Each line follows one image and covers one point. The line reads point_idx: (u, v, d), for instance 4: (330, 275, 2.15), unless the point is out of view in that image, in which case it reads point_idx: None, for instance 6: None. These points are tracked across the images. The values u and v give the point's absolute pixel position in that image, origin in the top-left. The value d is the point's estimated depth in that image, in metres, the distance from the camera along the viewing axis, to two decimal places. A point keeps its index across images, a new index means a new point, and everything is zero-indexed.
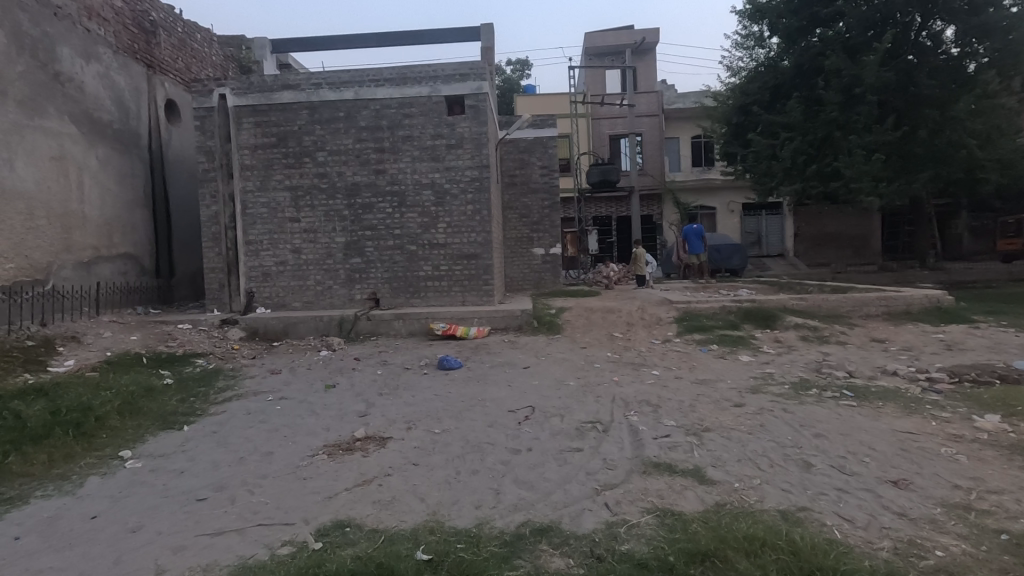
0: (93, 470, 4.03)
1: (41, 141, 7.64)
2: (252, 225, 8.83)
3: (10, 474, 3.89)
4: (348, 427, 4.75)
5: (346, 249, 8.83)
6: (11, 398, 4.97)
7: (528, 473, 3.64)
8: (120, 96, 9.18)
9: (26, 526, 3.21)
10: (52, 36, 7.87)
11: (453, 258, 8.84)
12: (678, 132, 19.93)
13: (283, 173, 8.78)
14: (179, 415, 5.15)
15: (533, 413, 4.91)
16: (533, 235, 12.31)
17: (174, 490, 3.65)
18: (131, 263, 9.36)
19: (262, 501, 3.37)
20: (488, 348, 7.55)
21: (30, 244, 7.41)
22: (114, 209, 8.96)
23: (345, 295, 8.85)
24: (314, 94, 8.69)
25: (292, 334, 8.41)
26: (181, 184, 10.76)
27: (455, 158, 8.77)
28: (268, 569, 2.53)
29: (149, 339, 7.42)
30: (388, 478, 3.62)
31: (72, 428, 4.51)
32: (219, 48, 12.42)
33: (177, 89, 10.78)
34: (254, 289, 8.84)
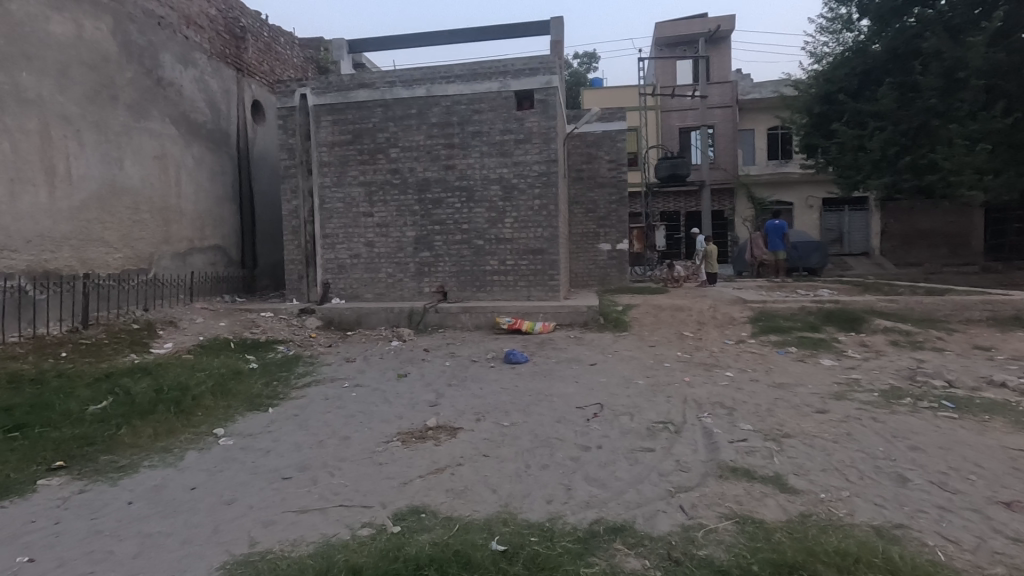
0: (192, 445, 4.35)
1: (146, 142, 8.33)
2: (329, 220, 9.24)
3: (122, 444, 4.26)
4: (420, 416, 4.89)
5: (416, 243, 9.06)
6: (121, 375, 5.49)
7: (598, 471, 3.60)
8: (213, 98, 9.84)
9: (138, 493, 3.52)
10: (156, 44, 8.54)
11: (520, 253, 8.88)
12: (753, 124, 19.04)
13: (358, 169, 9.11)
14: (265, 398, 5.49)
15: (602, 411, 4.86)
16: (599, 231, 12.16)
17: (262, 467, 3.89)
18: (221, 255, 10.04)
19: (342, 483, 3.53)
20: (554, 344, 7.52)
21: (134, 236, 8.10)
22: (206, 203, 9.64)
23: (414, 288, 9.09)
24: (388, 92, 8.96)
25: (365, 324, 8.74)
26: (265, 181, 11.43)
27: (523, 153, 8.79)
28: (350, 549, 2.64)
29: (235, 325, 7.95)
30: (460, 468, 3.70)
31: (173, 405, 4.90)
32: (301, 50, 13.03)
33: (263, 91, 11.43)
34: (330, 280, 9.25)
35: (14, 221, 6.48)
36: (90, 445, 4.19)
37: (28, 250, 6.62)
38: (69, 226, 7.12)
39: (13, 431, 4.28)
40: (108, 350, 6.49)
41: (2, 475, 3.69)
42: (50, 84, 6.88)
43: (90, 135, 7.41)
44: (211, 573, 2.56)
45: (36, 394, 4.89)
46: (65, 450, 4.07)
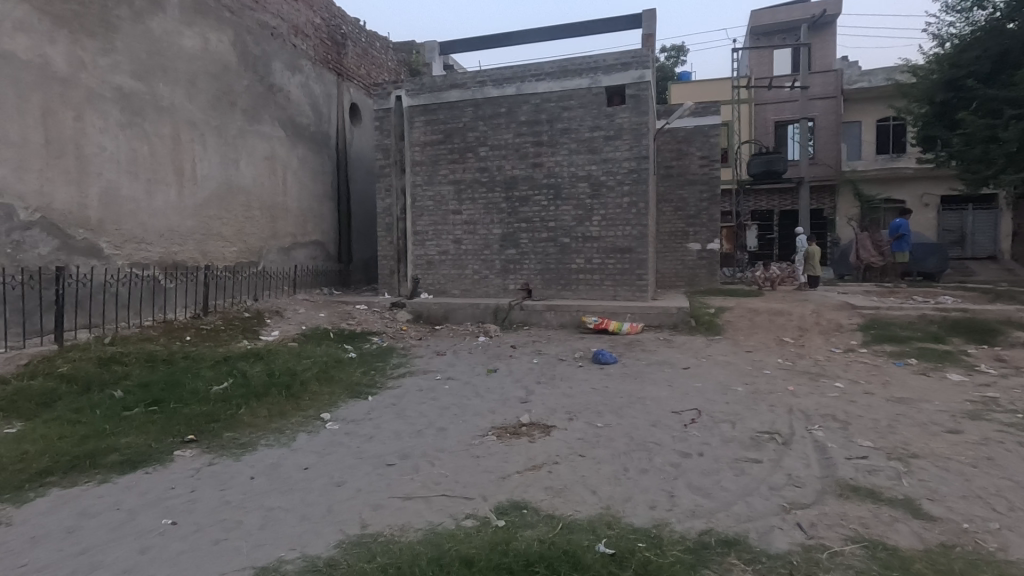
0: (302, 427, 4.64)
1: (259, 144, 9.01)
2: (420, 217, 9.54)
3: (241, 423, 4.61)
4: (511, 411, 4.92)
5: (503, 241, 9.16)
6: (237, 359, 5.97)
7: (701, 479, 3.45)
8: (316, 102, 10.47)
9: (257, 469, 3.79)
10: (269, 53, 9.19)
11: (607, 251, 8.71)
12: (861, 115, 17.59)
13: (448, 167, 9.34)
14: (364, 386, 5.76)
15: (700, 417, 4.66)
16: (689, 230, 11.74)
17: (366, 453, 4.07)
18: (321, 251, 10.67)
19: (443, 474, 3.61)
20: (643, 345, 7.32)
21: (247, 231, 8.79)
22: (308, 201, 10.27)
23: (500, 285, 9.19)
24: (478, 91, 9.12)
25: (451, 319, 8.94)
26: (360, 179, 12.00)
27: (613, 149, 8.63)
28: (458, 539, 2.69)
29: (333, 316, 8.39)
30: (557, 466, 3.68)
31: (284, 389, 5.25)
32: (395, 54, 13.55)
33: (360, 94, 12.01)
34: (419, 276, 9.56)
35: (150, 217, 7.20)
36: (215, 422, 4.55)
37: (160, 243, 7.34)
38: (193, 222, 7.82)
39: (152, 406, 4.77)
40: (225, 335, 7.05)
41: (145, 443, 4.09)
42: (181, 92, 7.59)
43: (212, 138, 8.11)
44: (329, 550, 2.69)
45: (168, 372, 5.40)
46: (195, 425, 4.46)
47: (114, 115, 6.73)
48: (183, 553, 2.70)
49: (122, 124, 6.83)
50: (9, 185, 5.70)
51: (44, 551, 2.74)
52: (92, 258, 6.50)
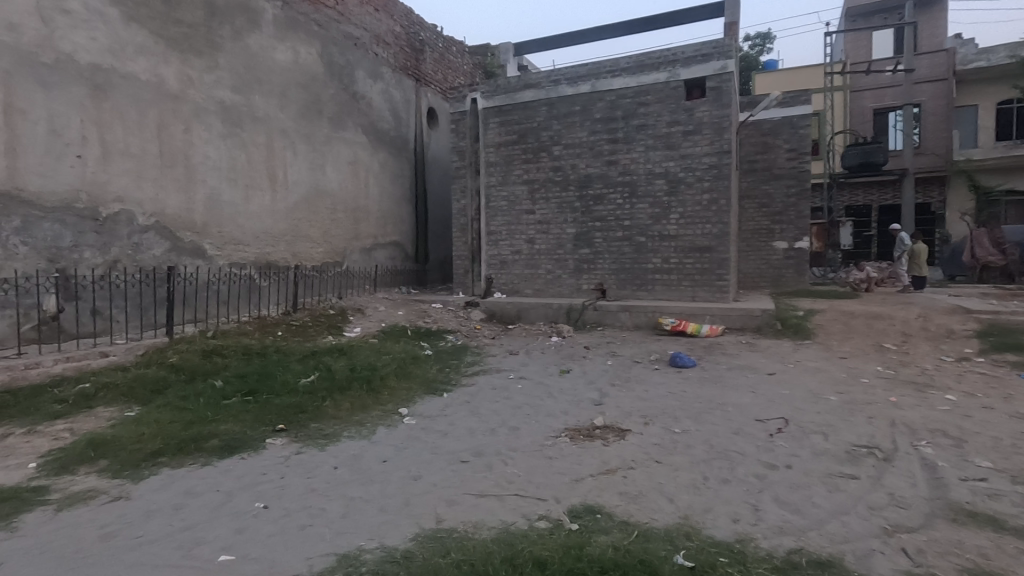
0: (382, 421, 4.82)
1: (343, 150, 9.48)
2: (494, 217, 9.64)
3: (326, 415, 4.85)
4: (585, 413, 4.85)
5: (576, 240, 9.07)
6: (322, 354, 6.31)
7: (789, 494, 3.22)
8: (396, 108, 10.86)
9: (340, 460, 3.98)
10: (353, 63, 9.64)
11: (685, 250, 8.39)
12: (977, 98, 15.85)
13: (522, 167, 9.37)
14: (439, 383, 5.90)
15: (787, 426, 4.37)
16: (775, 227, 11.07)
17: (441, 449, 4.15)
18: (399, 251, 11.06)
19: (516, 473, 3.62)
20: (723, 349, 6.98)
21: (332, 233, 9.27)
22: (388, 203, 10.68)
23: (573, 285, 9.10)
24: (552, 90, 9.09)
25: (524, 318, 8.95)
26: (437, 181, 12.31)
27: (692, 145, 8.30)
28: (530, 540, 2.68)
29: (411, 314, 8.66)
30: (632, 472, 3.57)
31: (365, 383, 5.48)
32: (470, 57, 13.79)
33: (437, 98, 12.34)
34: (493, 275, 9.67)
35: (247, 220, 7.77)
36: (302, 413, 4.83)
37: (255, 245, 7.90)
38: (284, 224, 8.36)
39: (248, 395, 5.14)
40: (312, 331, 7.45)
41: (241, 430, 4.40)
42: (274, 103, 8.13)
43: (301, 145, 8.63)
44: (406, 542, 2.76)
45: (261, 365, 5.80)
46: (285, 415, 4.74)
47: (217, 126, 7.32)
48: (273, 535, 2.87)
49: (224, 135, 7.41)
50: (130, 193, 6.35)
51: (156, 524, 3.01)
52: (198, 259, 7.11)
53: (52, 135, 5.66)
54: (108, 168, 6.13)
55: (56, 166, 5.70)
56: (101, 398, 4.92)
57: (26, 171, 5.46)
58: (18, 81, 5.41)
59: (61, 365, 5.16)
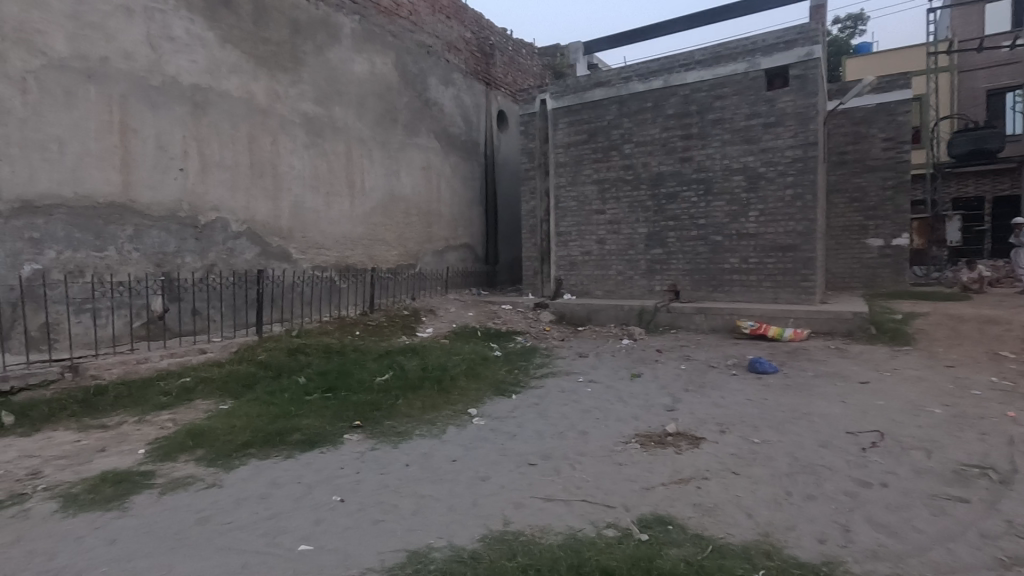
0: (452, 420, 4.91)
1: (416, 155, 9.78)
2: (563, 218, 9.58)
3: (399, 413, 5.01)
4: (656, 419, 4.70)
5: (648, 240, 8.83)
6: (396, 353, 6.53)
7: (885, 515, 2.95)
8: (467, 112, 11.06)
9: (411, 457, 4.08)
10: (425, 70, 9.93)
11: (766, 250, 7.94)
12: None
13: (592, 167, 9.25)
14: (508, 384, 5.93)
15: (883, 441, 4.02)
16: (868, 223, 10.25)
17: (509, 450, 4.16)
18: (470, 253, 11.26)
19: (584, 478, 3.55)
20: (809, 354, 6.54)
21: (405, 237, 9.59)
22: (459, 206, 10.89)
23: (644, 286, 8.87)
24: (623, 87, 8.91)
25: (594, 320, 8.82)
26: (507, 183, 12.42)
27: (773, 138, 7.84)
28: (598, 548, 2.62)
29: (481, 315, 8.77)
30: (707, 482, 3.41)
31: (436, 383, 5.61)
32: (540, 58, 13.79)
33: (506, 101, 12.45)
34: (562, 277, 9.61)
35: (328, 225, 8.19)
36: (377, 411, 5.01)
37: (336, 248, 8.32)
38: (361, 229, 8.74)
39: (327, 392, 5.41)
40: (387, 331, 7.72)
41: (321, 426, 4.63)
42: (352, 113, 8.52)
43: (377, 152, 8.98)
44: (473, 543, 2.78)
45: (340, 363, 6.08)
46: (361, 412, 4.95)
47: (300, 137, 7.77)
48: (348, 528, 2.99)
49: (307, 145, 7.86)
50: (225, 202, 6.87)
51: (244, 512, 3.22)
52: (284, 263, 7.57)
53: (159, 151, 6.23)
54: (206, 180, 6.66)
55: (163, 179, 6.27)
56: (200, 391, 5.35)
57: (137, 184, 6.05)
58: (132, 103, 6.00)
59: (166, 360, 5.65)
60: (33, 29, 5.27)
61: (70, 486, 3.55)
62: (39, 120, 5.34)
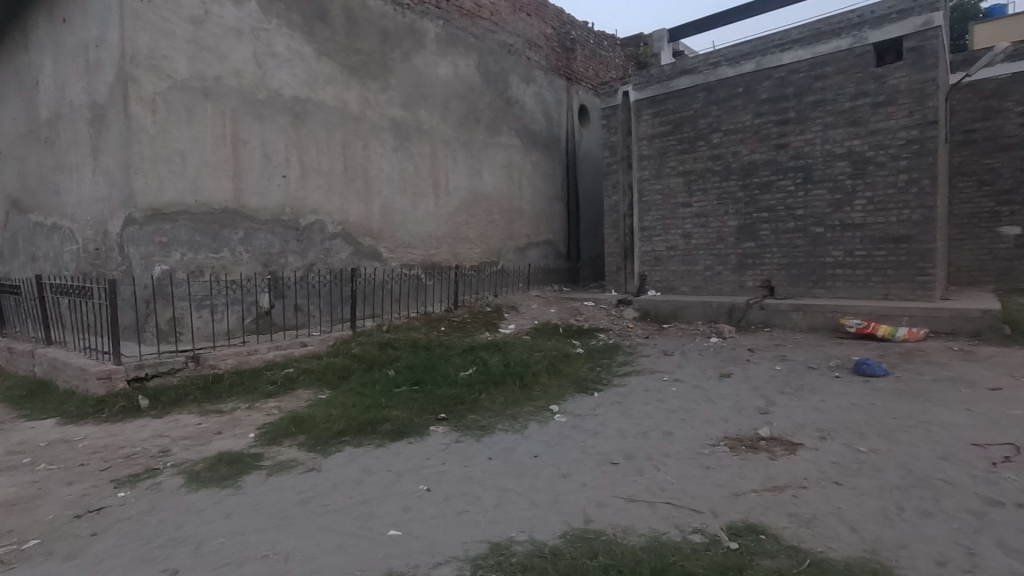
0: (534, 416, 4.95)
1: (498, 154, 9.92)
2: (647, 212, 9.32)
3: (483, 407, 5.11)
4: (748, 422, 4.46)
5: (739, 234, 8.38)
6: (480, 349, 6.67)
7: (1019, 539, 2.61)
8: (548, 109, 11.06)
9: (494, 451, 4.16)
10: (507, 69, 10.03)
11: (875, 242, 7.26)
12: None
13: (678, 158, 8.91)
14: (590, 381, 5.88)
15: (1017, 455, 3.55)
16: (1001, 210, 9.07)
17: (591, 448, 4.12)
18: (552, 250, 11.27)
19: (669, 480, 3.45)
20: (927, 356, 5.91)
21: (488, 235, 9.77)
22: (540, 202, 10.91)
23: (735, 282, 8.43)
24: (711, 74, 8.50)
25: (680, 317, 8.51)
26: (589, 178, 12.28)
27: (884, 118, 7.15)
28: (683, 553, 2.53)
29: (563, 312, 8.73)
30: (804, 491, 3.19)
31: (518, 378, 5.66)
32: (623, 49, 13.45)
33: (588, 95, 12.31)
34: (646, 273, 9.36)
35: (415, 225, 8.52)
36: (461, 404, 5.15)
37: (422, 247, 8.64)
38: (446, 228, 9.01)
39: (415, 385, 5.63)
40: (471, 326, 7.90)
41: (409, 417, 4.83)
42: (437, 115, 8.79)
43: (461, 153, 9.22)
44: (555, 538, 2.79)
45: (426, 357, 6.32)
46: (446, 405, 5.11)
47: (389, 141, 8.14)
48: (434, 517, 3.10)
49: (395, 148, 8.22)
50: (322, 206, 7.35)
51: (340, 495, 3.44)
52: (375, 261, 7.98)
53: (265, 160, 6.78)
54: (305, 185, 7.16)
55: (269, 186, 6.82)
56: (301, 382, 5.78)
57: (247, 192, 6.62)
58: (241, 117, 6.58)
59: (272, 352, 6.15)
60: (161, 55, 5.93)
61: (194, 464, 3.97)
62: (166, 136, 6.00)
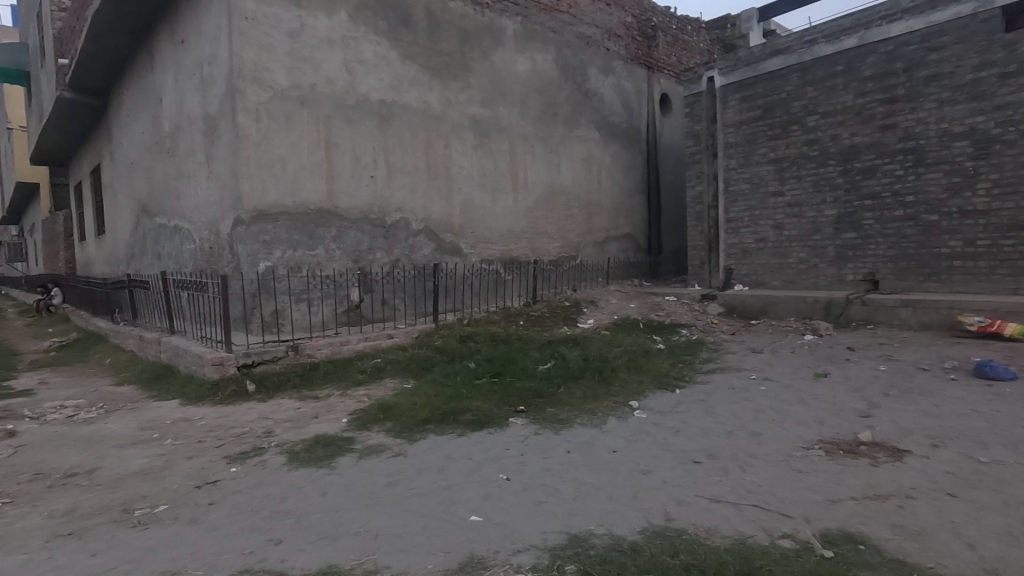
0: (613, 411, 4.90)
1: (577, 147, 9.85)
2: (734, 203, 8.88)
3: (561, 401, 5.12)
4: (847, 425, 4.15)
5: (838, 223, 7.78)
6: (558, 343, 6.68)
7: None
8: (628, 99, 10.82)
9: (572, 445, 4.17)
10: (585, 62, 9.92)
11: (1001, 229, 6.47)
12: None
13: (768, 145, 8.41)
14: (672, 378, 5.72)
15: None
16: None
17: (672, 446, 4.02)
18: (632, 243, 11.04)
19: (756, 482, 3.30)
20: None
21: (566, 229, 9.75)
22: (620, 195, 10.72)
23: (833, 276, 7.85)
24: (806, 52, 7.99)
25: (770, 313, 8.05)
26: (671, 169, 11.89)
27: (1013, 90, 6.35)
28: (771, 559, 2.41)
29: (643, 307, 8.54)
30: (911, 502, 2.93)
31: (596, 373, 5.62)
32: (708, 32, 12.87)
33: (670, 83, 11.91)
34: (733, 266, 8.94)
35: (494, 220, 8.67)
36: (540, 397, 5.20)
37: (501, 243, 8.78)
38: (525, 223, 9.09)
39: (495, 376, 5.76)
40: (549, 320, 7.93)
41: (489, 408, 4.95)
42: (516, 112, 8.88)
43: (539, 148, 9.25)
44: (634, 534, 2.77)
45: (506, 351, 6.42)
46: (525, 398, 5.18)
47: (470, 139, 8.33)
48: (513, 505, 3.17)
49: (475, 146, 8.40)
50: (407, 204, 7.66)
51: (425, 480, 3.60)
52: (456, 257, 8.22)
53: (355, 161, 7.17)
54: (391, 184, 7.50)
55: (358, 186, 7.21)
56: (388, 371, 6.08)
57: (339, 192, 7.04)
58: (334, 122, 7.00)
59: (362, 343, 6.52)
60: (264, 68, 6.44)
61: (294, 445, 4.30)
62: (268, 143, 6.50)
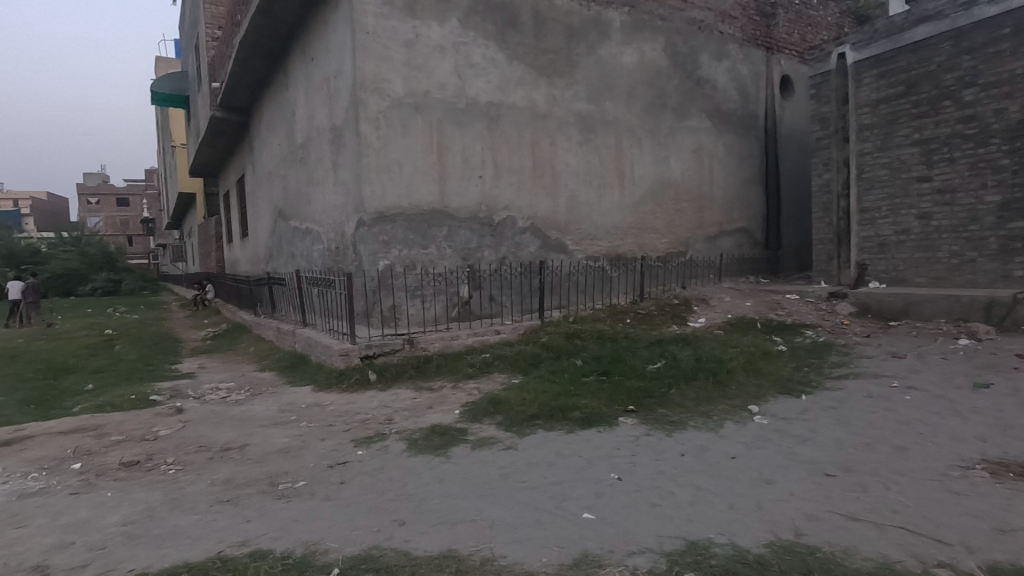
0: (730, 415, 4.64)
1: (687, 138, 9.44)
2: (868, 191, 8.00)
3: (672, 402, 4.95)
4: (1017, 445, 3.59)
5: (1003, 211, 6.75)
6: (668, 342, 6.45)
7: None
8: (743, 84, 10.16)
9: (686, 448, 4.01)
10: (697, 48, 9.46)
11: None
12: None
13: (913, 125, 7.49)
14: (796, 383, 5.30)
15: None
16: None
17: (799, 456, 3.73)
18: (748, 238, 10.37)
19: (902, 503, 2.95)
20: None
21: (675, 224, 9.38)
22: (734, 187, 10.11)
23: (996, 272, 6.82)
24: (963, 16, 7.00)
25: (914, 313, 7.16)
26: (792, 157, 11.00)
27: None
28: None
29: (761, 306, 7.98)
30: None
31: (710, 374, 5.35)
32: (837, 4, 11.71)
33: (792, 64, 11.00)
34: (867, 261, 8.07)
35: (600, 217, 8.56)
36: (650, 397, 5.06)
37: (608, 239, 8.65)
38: (631, 218, 8.88)
39: (602, 374, 5.70)
40: (657, 319, 7.68)
41: (598, 406, 4.91)
42: (622, 105, 8.69)
43: (647, 140, 8.99)
44: (759, 547, 2.60)
45: (613, 349, 6.33)
46: (635, 397, 5.06)
47: (575, 136, 8.29)
48: (627, 506, 3.12)
49: (581, 142, 8.34)
50: (513, 202, 7.80)
51: (536, 474, 3.65)
52: (562, 254, 8.22)
53: (465, 162, 7.42)
54: (499, 183, 7.67)
55: (468, 186, 7.46)
56: (496, 366, 6.25)
57: (450, 193, 7.33)
58: (445, 126, 7.30)
59: (471, 338, 6.75)
60: (383, 78, 6.87)
61: (412, 433, 4.56)
62: (387, 149, 6.93)
